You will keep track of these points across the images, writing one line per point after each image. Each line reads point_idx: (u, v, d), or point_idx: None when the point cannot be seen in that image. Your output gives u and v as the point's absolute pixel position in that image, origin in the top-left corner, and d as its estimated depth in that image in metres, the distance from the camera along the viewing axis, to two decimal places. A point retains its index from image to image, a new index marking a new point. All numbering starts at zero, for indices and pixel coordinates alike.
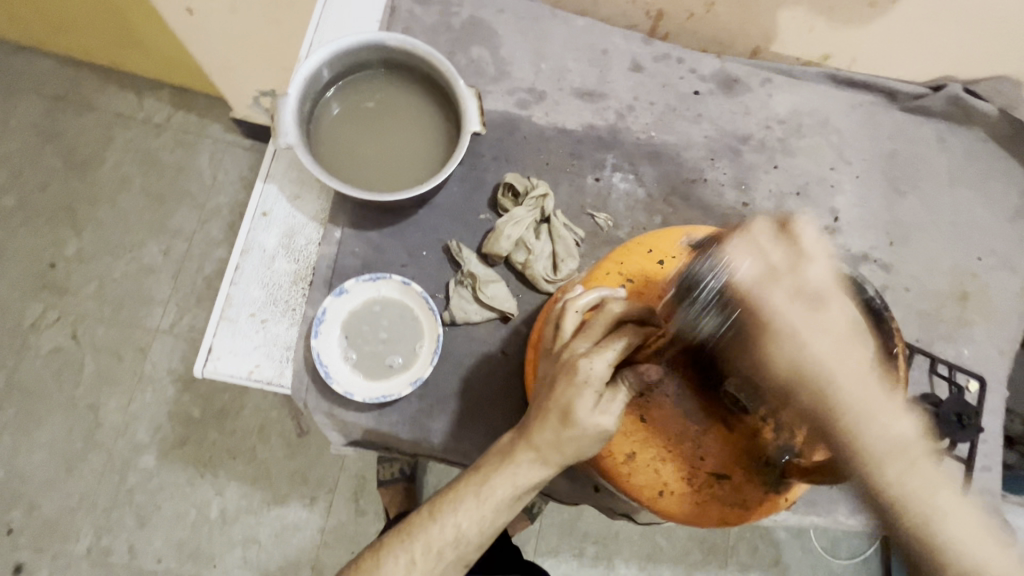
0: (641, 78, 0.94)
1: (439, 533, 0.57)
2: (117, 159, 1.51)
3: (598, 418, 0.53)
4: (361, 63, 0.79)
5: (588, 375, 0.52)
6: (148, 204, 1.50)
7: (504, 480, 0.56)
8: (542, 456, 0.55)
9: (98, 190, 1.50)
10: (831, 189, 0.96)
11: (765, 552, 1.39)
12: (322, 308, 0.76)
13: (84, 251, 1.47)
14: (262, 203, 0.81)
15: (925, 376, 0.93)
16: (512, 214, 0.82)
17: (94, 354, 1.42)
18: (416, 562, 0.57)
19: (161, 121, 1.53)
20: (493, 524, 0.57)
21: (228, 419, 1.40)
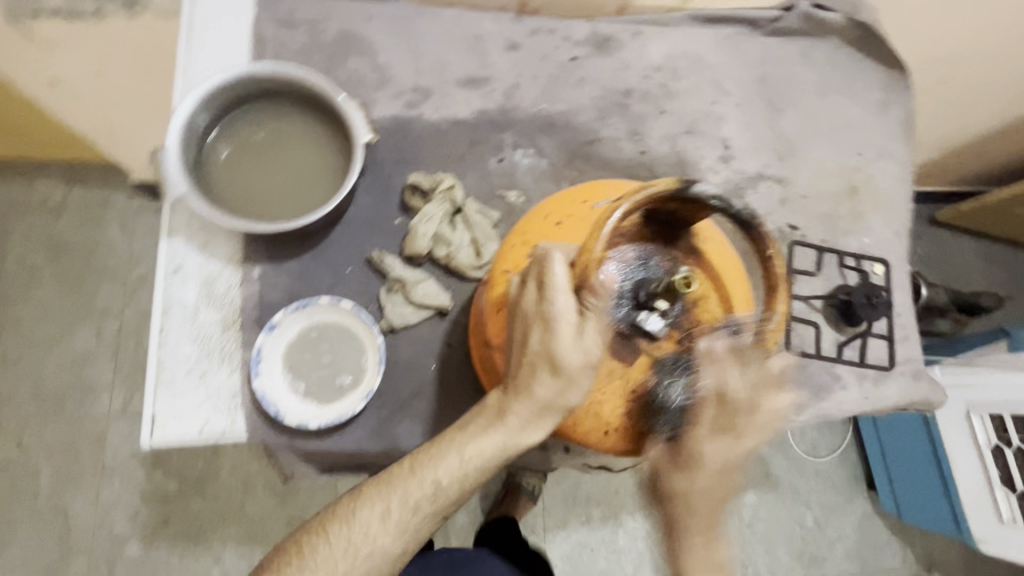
0: (519, 55, 0.97)
1: (418, 486, 0.61)
2: (19, 252, 1.43)
3: (583, 351, 0.54)
4: (236, 99, 0.79)
5: (557, 316, 0.53)
6: (66, 290, 1.42)
7: (494, 438, 0.59)
8: (537, 411, 0.57)
9: (7, 289, 1.41)
10: (717, 121, 1.03)
11: (754, 470, 1.46)
12: (256, 348, 0.75)
13: (8, 356, 1.38)
14: (172, 259, 0.79)
15: (837, 270, 1.02)
16: (423, 213, 0.84)
17: (47, 457, 1.34)
18: (391, 511, 0.61)
19: (57, 202, 1.46)
20: (479, 478, 0.60)
21: (208, 485, 1.36)
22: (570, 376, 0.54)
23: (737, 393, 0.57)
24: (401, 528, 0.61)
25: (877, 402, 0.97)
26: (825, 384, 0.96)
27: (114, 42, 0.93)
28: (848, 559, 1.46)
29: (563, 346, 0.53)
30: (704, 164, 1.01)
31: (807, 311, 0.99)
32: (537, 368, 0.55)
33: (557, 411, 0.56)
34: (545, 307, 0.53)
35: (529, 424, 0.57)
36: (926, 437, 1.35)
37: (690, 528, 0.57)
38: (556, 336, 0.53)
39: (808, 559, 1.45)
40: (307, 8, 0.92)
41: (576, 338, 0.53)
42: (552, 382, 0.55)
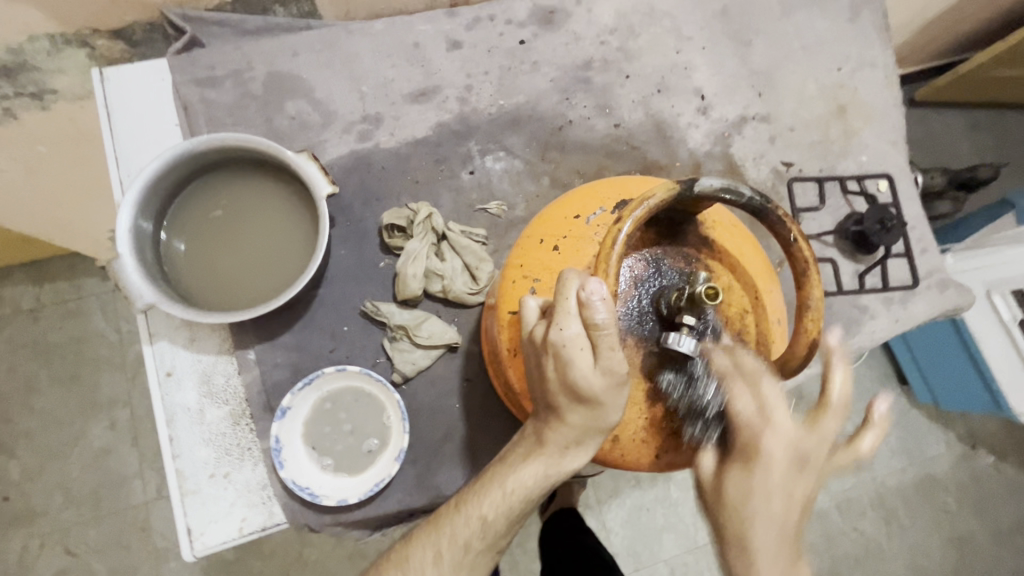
0: (464, 52, 0.90)
1: (464, 524, 0.53)
2: (10, 362, 1.35)
3: (604, 375, 0.44)
4: (181, 181, 0.73)
5: (569, 344, 0.44)
6: (67, 390, 1.35)
7: (534, 468, 0.49)
8: (575, 441, 0.48)
9: (10, 403, 1.34)
10: (685, 71, 0.96)
11: None
12: (273, 437, 0.71)
13: (31, 468, 1.32)
14: (161, 364, 0.74)
15: (842, 198, 0.97)
16: (407, 251, 0.78)
17: (100, 556, 1.29)
18: (444, 552, 0.54)
19: (32, 304, 1.37)
20: (526, 509, 0.52)
21: (262, 542, 1.31)
22: (596, 398, 0.45)
23: (767, 393, 0.46)
24: (453, 569, 0.53)
25: (907, 323, 0.94)
26: (852, 318, 0.93)
27: (35, 136, 0.81)
28: (896, 458, 1.40)
29: (581, 369, 0.44)
30: (682, 121, 0.95)
31: (821, 248, 0.95)
32: (560, 396, 0.46)
33: (598, 433, 0.47)
34: (553, 329, 0.44)
35: (569, 448, 0.49)
36: (965, 351, 1.26)
37: (758, 542, 0.43)
38: (569, 356, 0.44)
39: (856, 466, 1.39)
40: (226, 60, 0.84)
41: (594, 357, 0.44)
42: (581, 406, 0.46)
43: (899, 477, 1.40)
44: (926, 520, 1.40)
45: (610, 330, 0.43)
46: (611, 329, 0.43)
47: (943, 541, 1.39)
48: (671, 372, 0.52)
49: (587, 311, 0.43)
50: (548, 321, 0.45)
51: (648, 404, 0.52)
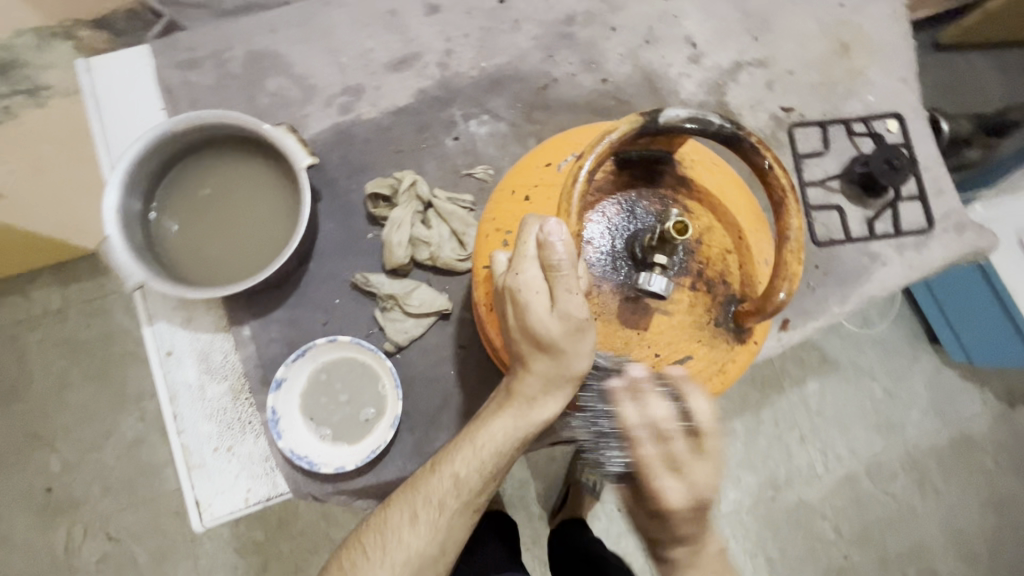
0: (442, 16, 0.88)
1: (438, 483, 0.55)
2: (43, 361, 1.36)
3: (564, 319, 0.44)
4: (166, 163, 0.74)
5: (528, 289, 0.44)
6: (98, 385, 1.36)
7: (504, 422, 0.51)
8: (544, 389, 0.49)
9: (44, 401, 1.35)
10: (674, 19, 0.92)
11: (811, 356, 1.34)
12: (270, 409, 0.72)
13: (70, 460, 1.33)
14: (161, 344, 0.76)
15: (847, 141, 0.92)
16: (391, 220, 0.78)
17: (139, 541, 1.30)
18: (419, 514, 0.55)
19: (58, 305, 1.38)
20: (499, 465, 0.53)
21: (290, 523, 1.31)
22: (556, 345, 0.45)
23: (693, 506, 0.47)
24: (431, 529, 0.55)
25: (923, 268, 0.90)
26: (863, 267, 0.89)
27: (42, 135, 0.83)
28: (926, 415, 1.35)
29: (538, 314, 0.44)
30: (673, 72, 0.91)
31: (826, 194, 0.91)
32: (523, 344, 0.47)
33: (565, 381, 0.48)
34: (511, 275, 0.45)
35: (537, 400, 0.50)
36: (986, 280, 1.18)
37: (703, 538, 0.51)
38: (527, 303, 0.45)
39: (887, 427, 1.34)
40: (205, 40, 0.84)
41: (552, 302, 0.44)
42: (544, 351, 0.46)
43: (933, 435, 1.35)
44: (962, 478, 1.34)
45: (566, 272, 0.43)
46: (568, 270, 0.43)
47: (982, 499, 1.33)
48: (648, 318, 0.50)
49: (545, 252, 0.43)
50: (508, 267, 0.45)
51: (627, 351, 0.50)
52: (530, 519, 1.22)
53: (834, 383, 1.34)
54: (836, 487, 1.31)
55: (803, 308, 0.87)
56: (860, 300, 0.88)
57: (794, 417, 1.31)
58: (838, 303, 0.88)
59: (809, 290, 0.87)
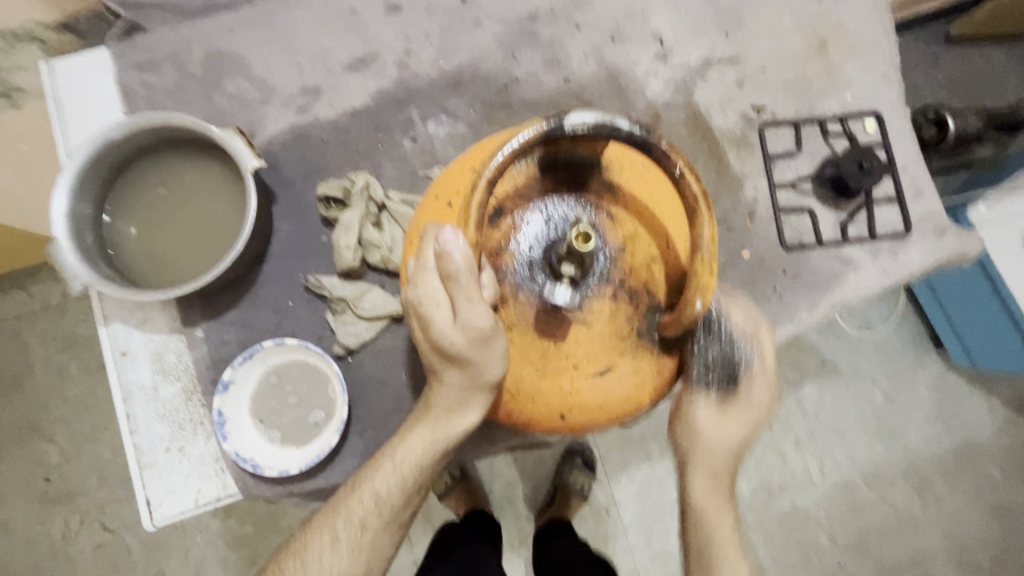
0: (403, 16, 0.87)
1: (358, 502, 0.56)
2: (41, 355, 1.31)
3: (464, 327, 0.45)
4: (117, 164, 0.74)
5: (432, 299, 0.46)
6: (95, 379, 1.31)
7: (423, 434, 0.54)
8: (461, 398, 0.51)
9: (44, 393, 1.30)
10: (643, 16, 0.90)
11: (809, 360, 1.30)
12: (216, 411, 0.72)
13: (67, 451, 1.29)
14: (115, 344, 0.76)
15: (822, 141, 0.89)
16: (341, 223, 0.77)
17: (135, 530, 1.27)
18: (340, 536, 0.56)
19: (58, 300, 1.33)
20: (420, 479, 0.56)
21: (280, 516, 1.26)
22: (463, 355, 0.46)
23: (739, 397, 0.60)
24: (352, 550, 0.56)
25: (898, 274, 0.86)
26: (833, 272, 0.86)
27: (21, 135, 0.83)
28: (930, 422, 1.30)
29: (441, 326, 0.46)
30: (640, 70, 0.89)
31: (797, 197, 0.88)
32: (433, 355, 0.49)
33: (479, 390, 0.49)
34: (414, 287, 0.46)
35: (455, 410, 0.52)
36: (989, 283, 1.10)
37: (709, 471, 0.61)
38: (430, 314, 0.46)
39: (886, 434, 1.29)
40: (164, 42, 0.84)
41: (454, 313, 0.45)
42: (454, 362, 0.48)
43: (935, 444, 1.30)
44: (964, 487, 1.29)
45: (464, 283, 0.43)
46: (464, 280, 0.43)
47: (983, 508, 1.29)
48: (566, 328, 0.49)
49: (441, 263, 0.43)
50: (413, 277, 0.46)
51: (544, 363, 0.49)
52: (516, 518, 1.20)
53: (829, 388, 1.29)
54: (832, 494, 1.26)
55: (770, 312, 0.84)
56: (832, 306, 0.85)
57: (788, 422, 1.27)
58: (807, 309, 0.85)
59: (777, 295, 0.85)
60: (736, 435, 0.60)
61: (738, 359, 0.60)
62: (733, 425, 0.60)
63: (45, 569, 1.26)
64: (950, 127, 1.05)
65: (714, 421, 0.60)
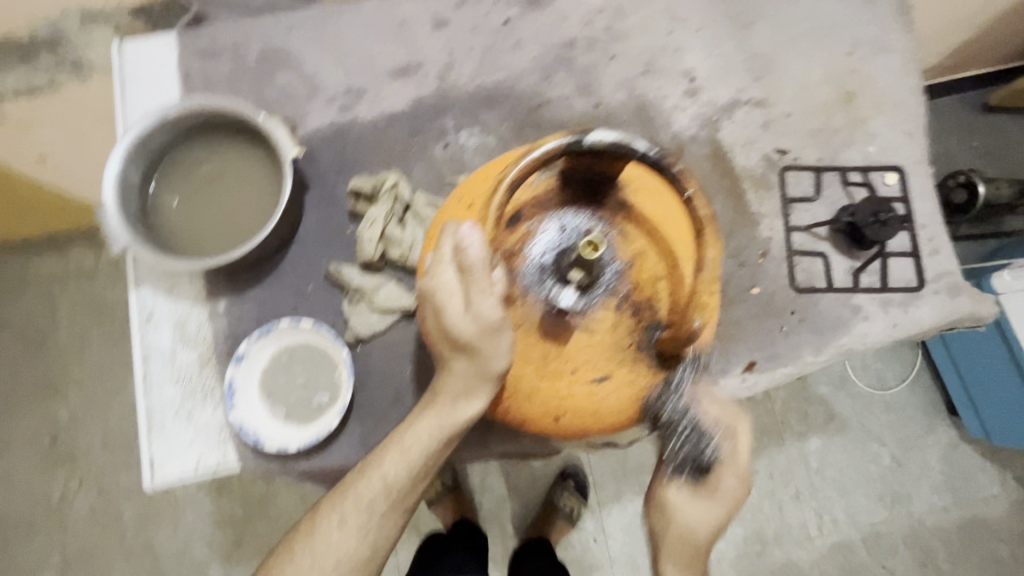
0: (449, 31, 0.92)
1: (366, 484, 0.57)
2: (70, 317, 1.37)
3: (474, 318, 0.48)
4: (169, 140, 0.79)
5: (446, 289, 0.49)
6: (115, 346, 1.36)
7: (429, 424, 0.56)
8: (464, 389, 0.53)
9: (65, 354, 1.35)
10: (677, 52, 0.94)
11: (817, 413, 1.28)
12: (227, 380, 0.76)
13: (78, 412, 1.33)
14: (143, 308, 0.81)
15: (841, 189, 0.91)
16: (367, 217, 0.82)
17: (130, 500, 1.30)
18: (348, 516, 0.57)
19: (93, 267, 1.38)
20: (426, 467, 0.57)
21: (270, 505, 1.28)
22: (472, 344, 0.49)
23: (719, 478, 0.52)
24: (360, 531, 0.57)
25: (908, 328, 0.86)
26: (842, 319, 0.86)
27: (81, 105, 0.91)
28: (937, 490, 1.27)
29: (453, 315, 0.49)
30: (669, 103, 0.92)
31: (812, 241, 0.89)
32: (442, 343, 0.52)
33: (482, 381, 0.51)
34: (431, 278, 0.50)
35: (460, 400, 0.54)
36: (1006, 347, 1.09)
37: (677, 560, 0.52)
38: (444, 303, 0.49)
39: (889, 496, 1.26)
40: (227, 34, 0.90)
41: (466, 303, 0.48)
42: (462, 351, 0.50)
43: (940, 512, 1.26)
44: (966, 562, 1.25)
45: (479, 276, 0.47)
46: (479, 274, 0.47)
47: None
48: (570, 334, 0.51)
49: (460, 256, 0.47)
50: (431, 268, 0.50)
51: (545, 364, 0.51)
52: (503, 536, 1.19)
53: (829, 437, 1.26)
54: (825, 551, 1.24)
55: (773, 351, 0.85)
56: (836, 352, 0.86)
57: (789, 473, 1.25)
58: (812, 352, 0.85)
59: (784, 335, 0.86)
60: (707, 528, 0.51)
61: (709, 442, 0.52)
62: (708, 512, 0.51)
63: (38, 525, 1.29)
64: (981, 194, 1.06)
65: (683, 505, 0.52)
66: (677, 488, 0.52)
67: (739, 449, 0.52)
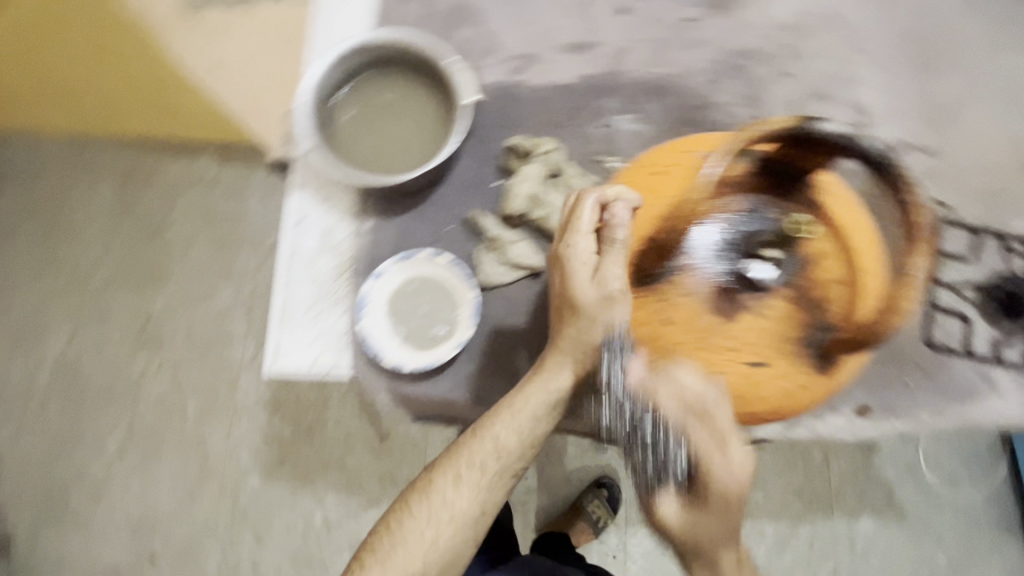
0: (631, 19, 0.94)
1: (479, 445, 0.62)
2: (182, 217, 1.50)
3: (597, 289, 0.56)
4: (358, 63, 0.85)
5: (579, 260, 0.57)
6: (214, 253, 1.48)
7: (536, 390, 0.61)
8: (570, 354, 0.59)
9: (171, 246, 1.49)
10: (854, 82, 0.92)
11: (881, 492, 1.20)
12: (362, 293, 0.81)
13: (171, 302, 1.47)
14: (296, 211, 0.88)
15: (999, 255, 0.87)
16: (521, 173, 0.84)
17: (194, 394, 1.44)
18: (462, 474, 0.62)
19: (211, 175, 1.50)
20: (532, 434, 0.62)
21: (316, 433, 1.40)
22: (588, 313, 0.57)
23: (720, 469, 0.47)
24: (474, 489, 0.61)
25: None
26: (970, 388, 0.83)
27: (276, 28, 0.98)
28: None
29: (581, 284, 0.56)
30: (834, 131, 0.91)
31: (957, 302, 0.85)
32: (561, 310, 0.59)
33: (589, 350, 0.58)
34: (567, 248, 0.57)
35: (563, 368, 0.60)
36: None
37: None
38: (577, 267, 0.57)
39: None
40: None
41: (595, 274, 0.56)
42: (578, 318, 0.57)
43: None
44: None
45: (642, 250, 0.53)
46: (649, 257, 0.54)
47: None
48: (737, 314, 0.53)
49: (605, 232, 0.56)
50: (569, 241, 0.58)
51: (702, 336, 0.53)
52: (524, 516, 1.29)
53: None
54: None
55: (890, 403, 0.82)
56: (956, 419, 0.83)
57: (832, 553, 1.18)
58: (929, 414, 0.82)
59: (905, 389, 0.82)
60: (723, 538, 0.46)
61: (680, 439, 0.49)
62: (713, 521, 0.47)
63: (116, 392, 1.46)
64: None
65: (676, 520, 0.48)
66: (671, 503, 0.49)
67: (722, 427, 0.49)
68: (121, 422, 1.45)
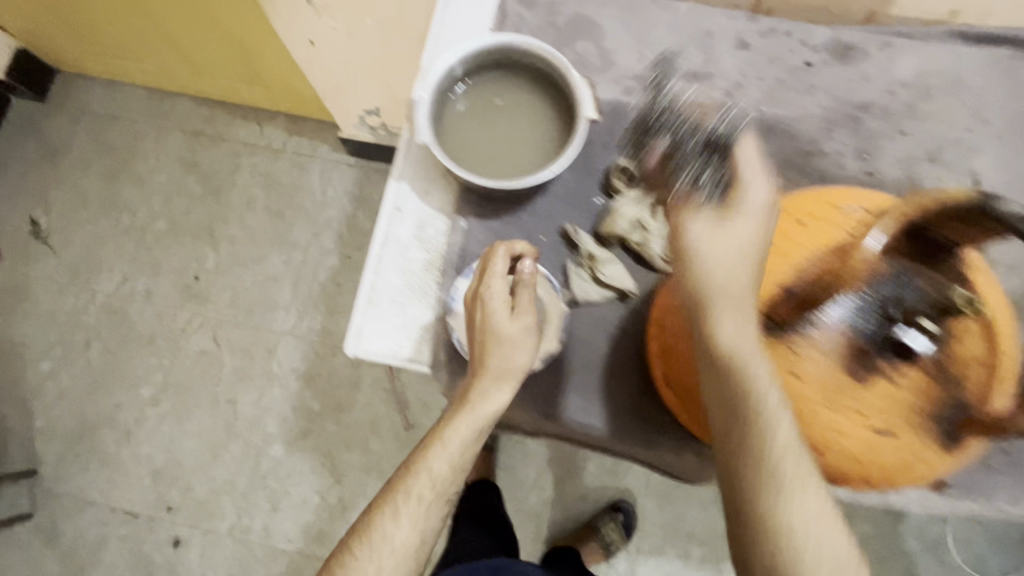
0: (748, 56, 0.93)
1: (416, 480, 0.68)
2: (244, 182, 1.66)
3: (512, 320, 0.70)
4: (481, 63, 0.85)
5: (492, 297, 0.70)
6: (271, 220, 1.63)
7: (463, 419, 0.68)
8: (496, 377, 0.68)
9: (230, 212, 1.64)
10: (969, 151, 0.90)
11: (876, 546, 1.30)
12: (455, 289, 0.82)
13: (221, 263, 1.61)
14: (397, 199, 0.87)
15: None
16: (624, 196, 0.85)
17: (231, 353, 1.56)
18: (401, 511, 0.68)
19: (278, 145, 1.67)
20: (462, 457, 0.68)
21: (343, 412, 1.51)
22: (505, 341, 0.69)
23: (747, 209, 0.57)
24: (412, 523, 0.68)
25: None
26: None
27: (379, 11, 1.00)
28: None
29: (497, 316, 0.69)
30: None
31: None
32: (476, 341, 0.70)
33: (511, 375, 0.68)
34: (484, 292, 0.71)
35: (487, 393, 0.68)
36: None
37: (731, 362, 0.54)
38: (492, 305, 0.70)
39: None
40: None
41: (509, 310, 0.70)
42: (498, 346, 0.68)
43: None
44: None
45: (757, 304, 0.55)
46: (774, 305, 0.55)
47: None
48: (876, 382, 0.54)
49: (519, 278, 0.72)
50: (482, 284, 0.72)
51: (839, 397, 0.54)
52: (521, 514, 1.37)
53: None
54: None
55: (968, 483, 0.80)
56: None
57: None
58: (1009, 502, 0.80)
59: (987, 470, 0.80)
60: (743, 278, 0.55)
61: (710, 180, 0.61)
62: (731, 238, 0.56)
63: (157, 342, 1.58)
64: None
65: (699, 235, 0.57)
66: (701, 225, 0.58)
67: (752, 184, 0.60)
68: (160, 369, 1.57)
